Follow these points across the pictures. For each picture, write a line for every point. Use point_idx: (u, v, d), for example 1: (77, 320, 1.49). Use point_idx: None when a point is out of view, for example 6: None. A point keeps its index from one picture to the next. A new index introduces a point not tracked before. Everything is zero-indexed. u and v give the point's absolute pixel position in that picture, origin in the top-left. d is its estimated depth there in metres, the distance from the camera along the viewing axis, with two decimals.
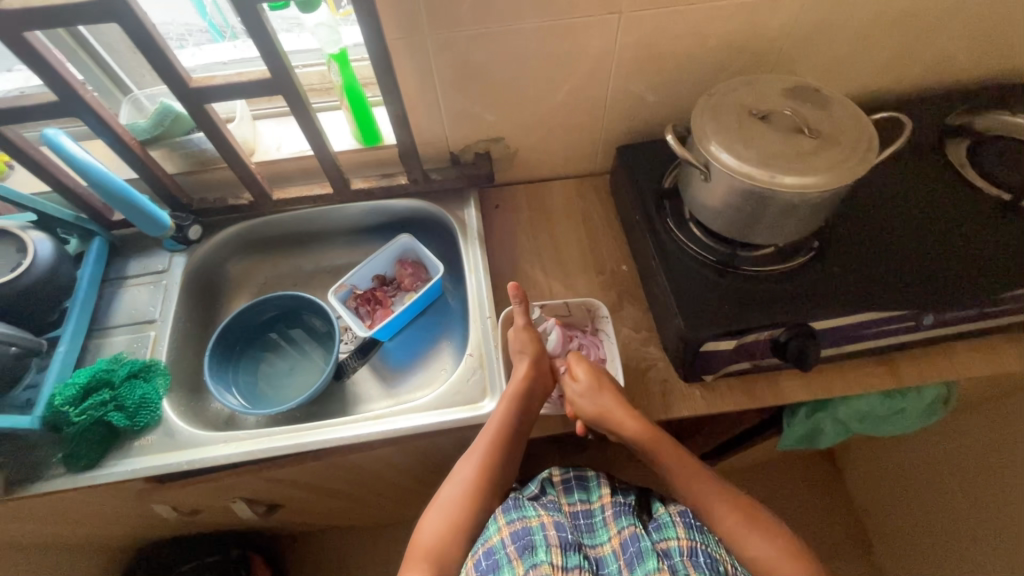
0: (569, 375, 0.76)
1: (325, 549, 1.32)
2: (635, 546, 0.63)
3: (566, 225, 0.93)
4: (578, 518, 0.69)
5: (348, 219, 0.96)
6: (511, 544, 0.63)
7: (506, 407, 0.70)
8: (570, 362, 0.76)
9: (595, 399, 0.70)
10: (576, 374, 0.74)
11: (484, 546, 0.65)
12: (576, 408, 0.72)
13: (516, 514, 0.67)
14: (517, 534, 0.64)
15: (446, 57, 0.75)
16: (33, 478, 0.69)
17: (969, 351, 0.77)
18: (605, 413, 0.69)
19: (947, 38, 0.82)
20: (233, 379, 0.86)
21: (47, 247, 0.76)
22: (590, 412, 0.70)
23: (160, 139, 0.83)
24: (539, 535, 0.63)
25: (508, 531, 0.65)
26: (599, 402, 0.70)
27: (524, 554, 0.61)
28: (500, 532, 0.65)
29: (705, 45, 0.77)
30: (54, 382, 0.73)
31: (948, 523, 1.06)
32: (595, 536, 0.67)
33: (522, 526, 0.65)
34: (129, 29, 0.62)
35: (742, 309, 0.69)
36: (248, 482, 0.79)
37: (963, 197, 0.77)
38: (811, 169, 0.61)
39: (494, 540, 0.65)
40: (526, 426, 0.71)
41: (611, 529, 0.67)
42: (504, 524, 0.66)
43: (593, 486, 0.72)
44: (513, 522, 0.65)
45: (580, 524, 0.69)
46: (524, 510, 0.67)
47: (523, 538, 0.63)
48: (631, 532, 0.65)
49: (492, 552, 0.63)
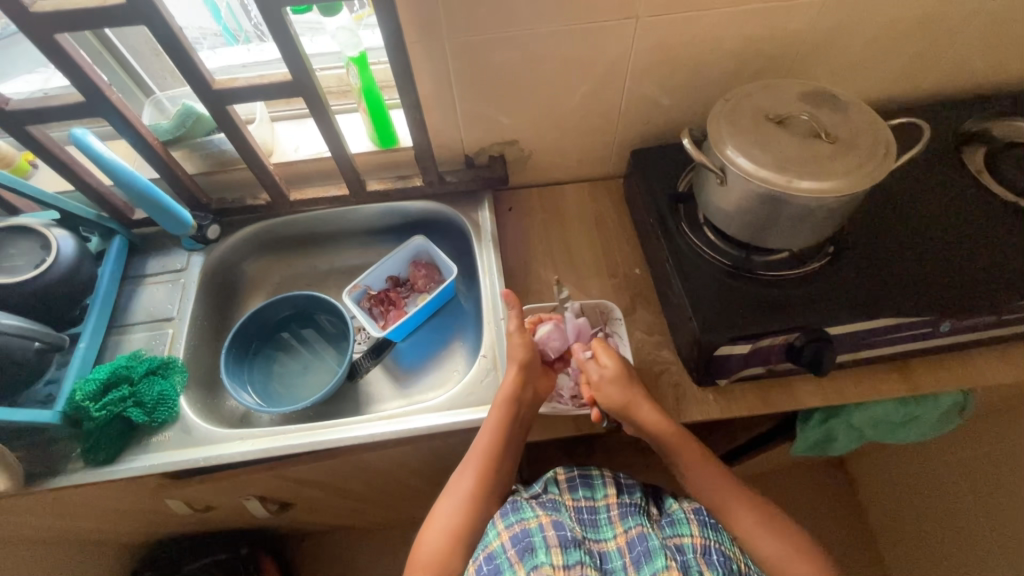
0: (594, 361, 0.74)
1: (333, 549, 1.33)
2: (641, 546, 0.64)
3: (580, 227, 0.93)
4: (582, 514, 0.69)
5: (363, 220, 0.97)
6: (511, 548, 0.64)
7: (501, 418, 0.69)
8: (595, 347, 0.75)
9: (622, 387, 0.70)
10: (602, 361, 0.73)
11: (484, 552, 0.66)
12: (601, 395, 0.71)
13: (514, 518, 0.67)
14: (517, 537, 0.65)
15: (465, 60, 0.76)
16: (53, 472, 0.70)
17: (987, 359, 0.76)
18: (632, 403, 0.69)
19: (965, 45, 0.82)
20: (248, 378, 0.87)
21: (70, 244, 0.77)
22: (615, 399, 0.69)
23: (181, 140, 0.84)
24: (539, 537, 0.64)
25: (508, 535, 0.65)
26: (627, 393, 0.70)
27: (525, 557, 0.62)
28: (500, 536, 0.66)
29: (722, 50, 0.78)
30: (75, 378, 0.74)
31: (961, 532, 1.05)
32: (599, 531, 0.68)
33: (521, 529, 0.65)
34: (156, 33, 0.63)
35: (759, 314, 0.69)
36: (262, 480, 0.79)
37: (980, 204, 0.77)
38: (828, 173, 0.61)
39: (494, 545, 0.65)
40: (518, 438, 0.70)
41: (617, 527, 0.67)
42: (503, 529, 0.67)
43: (598, 484, 0.72)
44: (512, 526, 0.66)
45: (584, 519, 0.69)
46: (522, 513, 0.68)
47: (523, 541, 0.64)
48: (638, 532, 0.65)
49: (492, 557, 0.64)
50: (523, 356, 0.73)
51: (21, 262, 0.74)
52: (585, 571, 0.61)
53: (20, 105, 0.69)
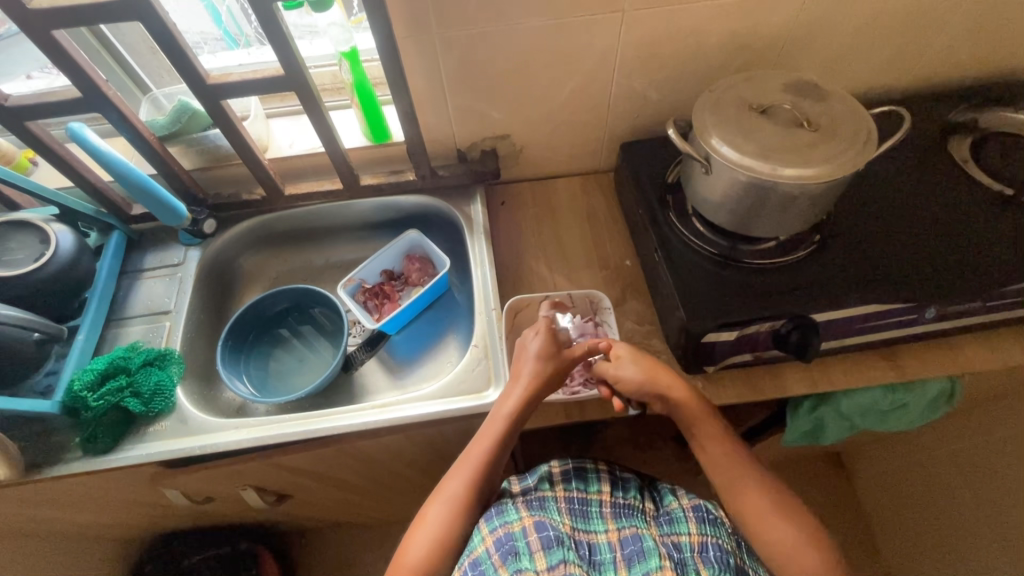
0: (607, 355, 0.74)
1: (332, 544, 1.34)
2: (635, 545, 0.62)
3: (571, 220, 0.95)
4: (573, 505, 0.67)
5: (358, 215, 0.99)
6: (495, 552, 0.61)
7: (505, 424, 0.69)
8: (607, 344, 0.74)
9: (639, 367, 0.71)
10: (614, 351, 0.73)
11: (470, 557, 0.63)
12: (620, 380, 0.72)
13: (499, 521, 0.65)
14: (500, 541, 0.62)
15: (454, 56, 0.77)
16: (52, 461, 0.71)
17: (972, 345, 0.77)
18: (652, 377, 0.70)
19: (949, 37, 0.83)
20: (245, 370, 0.88)
21: (69, 239, 0.79)
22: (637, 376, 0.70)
23: (177, 136, 0.86)
24: (522, 541, 0.61)
25: (492, 539, 0.63)
26: (645, 369, 0.71)
27: (508, 560, 0.60)
28: (484, 541, 0.63)
29: (708, 43, 0.79)
30: (73, 369, 0.75)
31: (956, 522, 1.05)
32: (590, 523, 0.65)
33: (505, 532, 0.63)
34: (150, 29, 0.65)
35: (745, 301, 0.70)
36: (258, 470, 0.81)
37: (966, 192, 0.78)
38: (810, 161, 0.62)
39: (478, 551, 0.62)
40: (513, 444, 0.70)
41: (609, 523, 0.66)
42: (487, 534, 0.64)
43: (591, 479, 0.70)
44: (495, 529, 0.63)
45: (574, 511, 0.66)
46: (506, 516, 0.65)
47: (506, 544, 0.61)
48: (632, 531, 0.64)
49: (477, 563, 0.61)
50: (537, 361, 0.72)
51: (21, 256, 0.76)
52: (569, 569, 0.58)
53: (20, 101, 0.70)
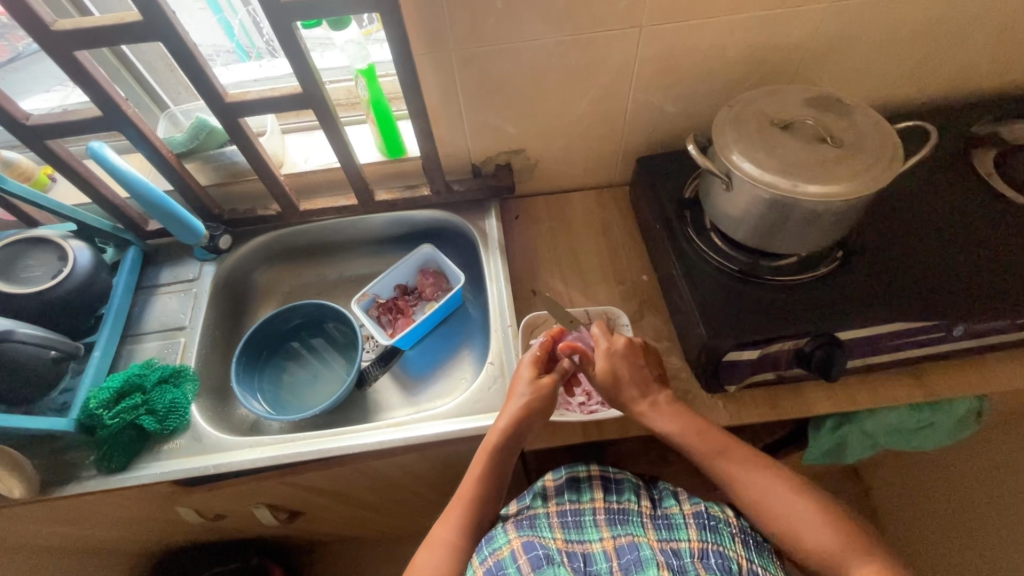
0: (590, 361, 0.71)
1: (343, 561, 1.33)
2: (632, 554, 0.57)
3: (587, 235, 0.94)
4: (565, 517, 0.62)
5: (372, 229, 0.98)
6: None
7: (489, 464, 0.66)
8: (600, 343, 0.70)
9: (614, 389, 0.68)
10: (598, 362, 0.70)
11: None
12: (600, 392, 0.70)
13: (488, 550, 0.60)
14: (491, 570, 0.57)
15: (470, 72, 0.77)
16: (68, 479, 0.71)
17: (1001, 364, 0.75)
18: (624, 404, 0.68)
19: (971, 49, 0.82)
20: (258, 386, 0.88)
21: (86, 255, 0.79)
22: (665, 422, 0.66)
23: (194, 152, 0.86)
24: (512, 567, 0.56)
25: (483, 569, 0.58)
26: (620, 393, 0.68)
27: None
28: (476, 572, 0.59)
29: (727, 58, 0.78)
30: (88, 387, 0.75)
31: (981, 545, 1.02)
32: (584, 534, 0.61)
33: (495, 560, 0.58)
34: (170, 49, 0.65)
35: (767, 319, 0.69)
36: (271, 488, 0.80)
37: (992, 206, 0.76)
38: (834, 178, 0.61)
39: None
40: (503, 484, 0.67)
41: (603, 530, 0.60)
42: (478, 564, 0.59)
43: (586, 487, 0.65)
44: (485, 559, 0.59)
45: (567, 523, 0.62)
46: (495, 543, 0.61)
47: (497, 573, 0.57)
48: (628, 540, 0.59)
49: None
50: (526, 399, 0.68)
51: (39, 273, 0.76)
52: None
53: (42, 120, 0.71)
